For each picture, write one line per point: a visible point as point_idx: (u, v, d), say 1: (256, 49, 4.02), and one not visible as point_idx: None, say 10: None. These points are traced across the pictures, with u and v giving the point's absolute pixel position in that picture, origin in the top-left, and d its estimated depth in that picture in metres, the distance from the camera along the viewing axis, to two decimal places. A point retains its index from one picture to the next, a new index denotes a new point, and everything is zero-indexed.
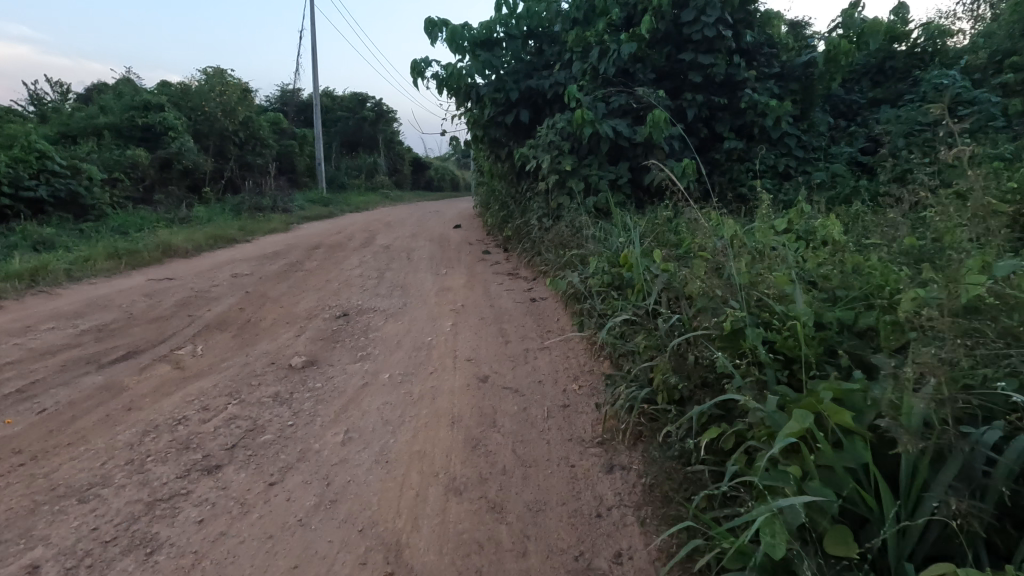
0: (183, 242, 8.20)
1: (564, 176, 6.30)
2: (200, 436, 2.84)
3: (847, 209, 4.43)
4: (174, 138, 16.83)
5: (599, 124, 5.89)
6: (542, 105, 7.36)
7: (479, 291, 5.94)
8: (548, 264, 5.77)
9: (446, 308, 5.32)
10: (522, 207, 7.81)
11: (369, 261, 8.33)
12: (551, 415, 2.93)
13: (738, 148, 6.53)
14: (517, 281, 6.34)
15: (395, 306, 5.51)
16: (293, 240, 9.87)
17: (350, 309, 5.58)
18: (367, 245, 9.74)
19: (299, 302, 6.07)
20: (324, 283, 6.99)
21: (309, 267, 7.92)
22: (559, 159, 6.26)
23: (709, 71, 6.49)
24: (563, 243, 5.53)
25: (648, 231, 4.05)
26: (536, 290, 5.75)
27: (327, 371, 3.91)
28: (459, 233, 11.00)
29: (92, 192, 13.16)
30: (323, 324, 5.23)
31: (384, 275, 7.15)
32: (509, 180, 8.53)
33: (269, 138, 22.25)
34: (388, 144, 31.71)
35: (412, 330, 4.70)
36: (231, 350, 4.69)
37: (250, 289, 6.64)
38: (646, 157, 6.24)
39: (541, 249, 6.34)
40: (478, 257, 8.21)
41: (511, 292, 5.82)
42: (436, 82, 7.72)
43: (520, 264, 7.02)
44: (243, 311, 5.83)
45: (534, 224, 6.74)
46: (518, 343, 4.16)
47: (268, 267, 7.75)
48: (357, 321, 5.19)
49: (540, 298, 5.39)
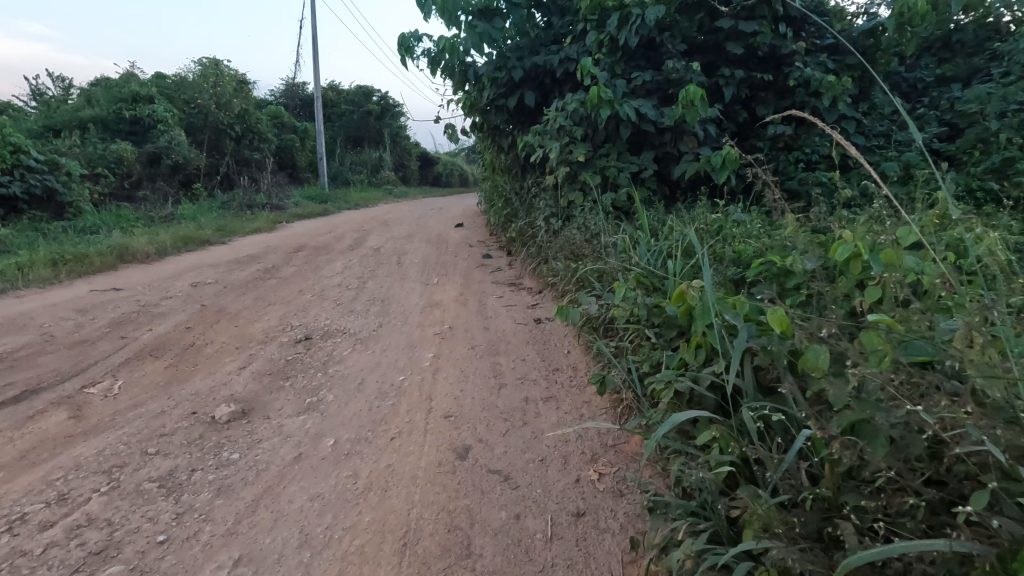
0: (144, 245, 7.28)
1: (576, 169, 5.29)
2: (17, 563, 1.88)
3: (952, 207, 3.36)
4: (163, 131, 15.98)
5: (619, 104, 4.85)
6: (550, 86, 6.32)
7: (471, 307, 4.92)
8: (556, 275, 4.74)
9: (429, 331, 4.30)
10: (527, 205, 6.79)
11: (354, 266, 7.35)
12: (555, 536, 1.94)
13: (786, 134, 5.45)
14: (519, 294, 5.33)
15: (367, 327, 4.50)
16: (275, 241, 8.91)
17: (315, 330, 4.59)
18: (355, 247, 8.75)
19: (258, 319, 5.10)
20: (295, 294, 6.02)
21: (285, 274, 6.96)
22: (571, 148, 5.24)
23: (750, 42, 5.40)
24: (573, 250, 4.52)
25: (692, 241, 3.03)
26: (541, 307, 4.72)
27: (258, 427, 2.93)
28: (459, 234, 9.97)
29: (70, 189, 12.34)
30: (277, 351, 4.25)
31: (366, 283, 6.16)
32: (514, 174, 7.50)
33: (268, 133, 21.39)
34: (393, 138, 30.71)
35: (381, 364, 3.70)
36: (154, 387, 3.73)
37: (207, 302, 5.68)
38: (675, 145, 5.17)
39: (548, 257, 5.33)
40: (477, 262, 7.19)
41: (509, 309, 4.80)
42: (427, 60, 6.69)
43: (523, 273, 6.01)
44: (190, 331, 4.87)
45: (540, 226, 5.72)
46: (515, 388, 3.14)
47: (237, 274, 6.80)
48: (318, 348, 4.19)
49: (545, 321, 4.37)
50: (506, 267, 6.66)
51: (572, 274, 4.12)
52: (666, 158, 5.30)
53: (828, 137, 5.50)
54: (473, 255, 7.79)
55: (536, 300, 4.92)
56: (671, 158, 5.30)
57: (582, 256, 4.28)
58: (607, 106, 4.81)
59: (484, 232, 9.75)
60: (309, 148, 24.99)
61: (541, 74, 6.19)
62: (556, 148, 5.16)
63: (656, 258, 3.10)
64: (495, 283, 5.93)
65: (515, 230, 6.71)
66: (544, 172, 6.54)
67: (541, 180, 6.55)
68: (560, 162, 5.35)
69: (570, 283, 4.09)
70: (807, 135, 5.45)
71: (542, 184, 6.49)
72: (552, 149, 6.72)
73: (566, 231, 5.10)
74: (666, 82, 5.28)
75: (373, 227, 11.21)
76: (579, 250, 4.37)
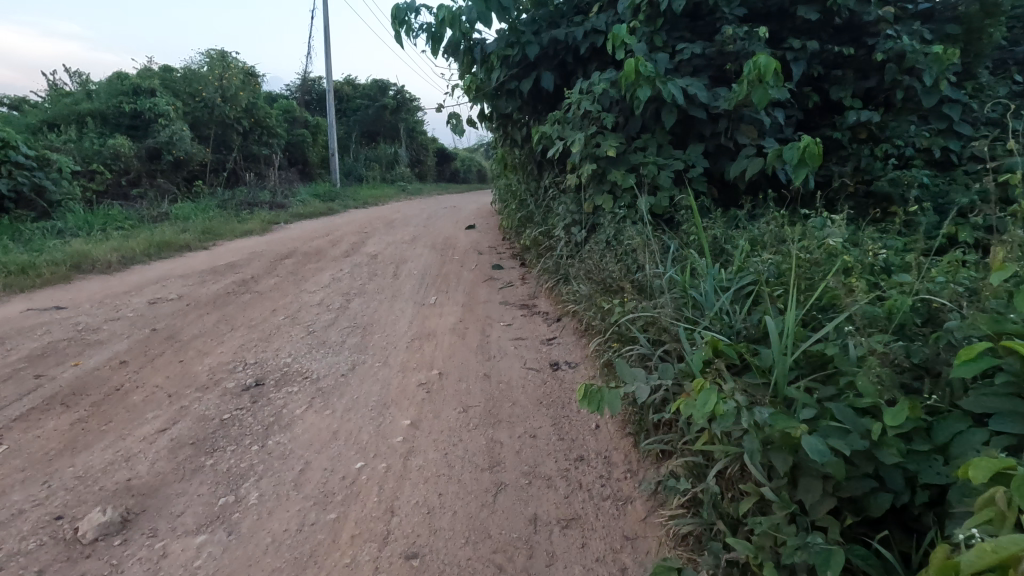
0: (107, 252, 6.41)
1: (604, 167, 4.23)
2: None
3: None
4: (164, 125, 15.25)
5: (662, 82, 3.78)
6: (572, 66, 5.24)
7: (472, 341, 3.90)
8: (580, 303, 3.70)
9: (412, 380, 3.29)
10: (544, 209, 5.76)
11: (344, 277, 6.40)
12: None
13: (871, 121, 4.32)
14: (532, 321, 4.32)
15: (336, 371, 3.50)
16: (263, 247, 8.00)
17: (270, 372, 3.62)
18: (350, 254, 7.79)
19: (210, 350, 4.15)
20: (266, 314, 5.07)
21: (262, 288, 6.02)
22: (599, 138, 4.18)
23: (826, 6, 4.27)
24: (601, 270, 3.46)
25: (793, 290, 2.07)
26: (558, 344, 3.68)
27: (127, 562, 1.97)
28: (469, 238, 8.92)
29: (60, 186, 11.61)
30: (214, 403, 3.28)
31: (351, 302, 5.18)
32: (529, 172, 6.46)
33: (276, 127, 20.63)
34: (409, 134, 29.75)
35: (338, 436, 2.69)
36: (38, 460, 2.80)
37: (159, 326, 4.76)
38: (732, 135, 4.07)
39: (570, 277, 4.29)
40: (485, 275, 6.16)
41: (519, 345, 3.77)
42: (427, 37, 5.67)
43: (538, 293, 4.99)
44: (123, 367, 3.95)
45: (558, 236, 4.69)
46: (518, 494, 2.14)
47: (206, 288, 5.87)
48: (266, 402, 3.21)
49: (563, 368, 3.32)
50: (519, 282, 5.62)
51: (602, 307, 3.07)
52: (720, 151, 4.21)
53: (922, 126, 4.37)
54: (482, 265, 6.75)
55: (553, 333, 3.88)
56: (726, 152, 4.20)
57: (614, 281, 3.21)
58: (647, 85, 3.75)
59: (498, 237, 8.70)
60: (321, 144, 24.17)
61: (562, 51, 5.13)
62: (579, 140, 4.11)
63: (735, 305, 2.12)
64: (504, 305, 4.90)
65: (529, 239, 5.66)
66: (566, 170, 5.47)
67: (562, 178, 5.49)
68: (584, 158, 4.30)
69: (598, 321, 3.07)
70: (897, 124, 4.32)
71: (563, 183, 5.42)
72: (576, 143, 5.64)
73: (593, 246, 4.05)
74: (719, 55, 4.18)
75: (377, 230, 10.24)
76: (609, 273, 3.29)
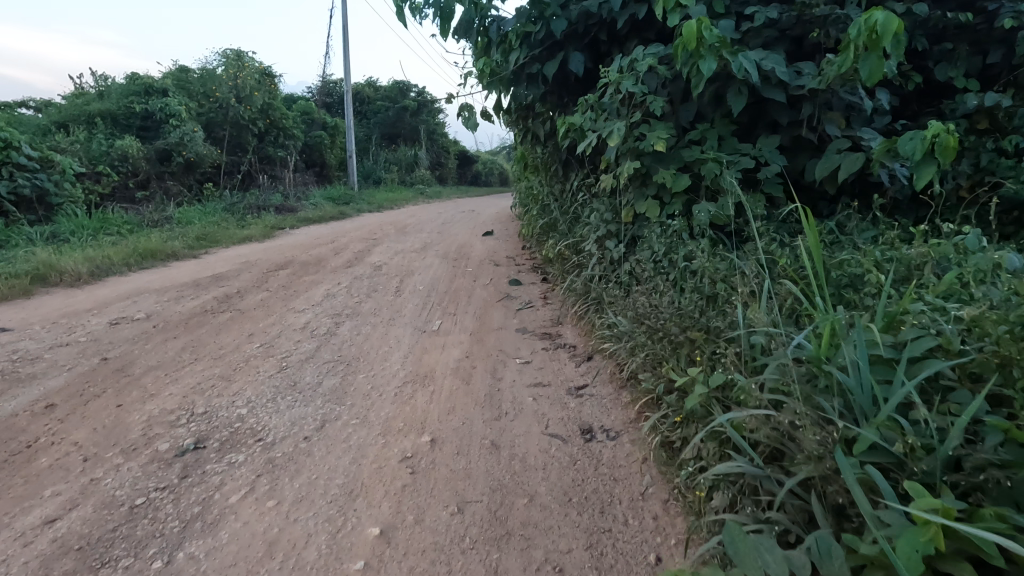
0: (78, 263, 5.72)
1: (649, 165, 3.36)
2: None
3: None
4: (175, 126, 14.77)
5: (730, 51, 2.87)
6: (607, 45, 4.35)
7: (479, 389, 3.03)
8: (624, 344, 2.83)
9: (392, 452, 2.43)
10: (572, 216, 4.89)
11: (341, 293, 5.60)
12: None
13: (999, 106, 3.34)
14: (556, 359, 3.46)
15: (297, 431, 2.66)
16: (258, 256, 7.25)
17: (216, 428, 2.80)
18: (353, 264, 7.01)
19: (157, 391, 3.36)
20: (240, 340, 4.29)
21: (245, 306, 5.25)
22: (643, 129, 3.30)
23: None
24: (652, 304, 2.59)
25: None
26: (590, 398, 2.79)
27: None
28: (486, 246, 8.07)
29: (62, 189, 11.11)
30: (133, 477, 2.48)
31: (339, 327, 4.36)
32: (554, 173, 5.59)
33: (293, 128, 20.13)
34: (430, 135, 29.09)
35: (274, 553, 1.87)
36: None
37: (110, 356, 4.01)
38: (818, 123, 3.14)
39: (605, 304, 3.44)
40: (501, 292, 5.29)
41: (537, 398, 2.89)
42: (436, 12, 4.83)
43: (564, 320, 4.12)
44: (47, 412, 3.19)
45: (590, 251, 3.83)
46: None
47: (181, 306, 5.13)
48: (197, 478, 2.40)
49: (598, 439, 2.41)
50: (540, 304, 4.73)
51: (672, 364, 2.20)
52: (799, 145, 3.29)
53: None
54: (498, 279, 5.88)
55: (583, 380, 3.00)
56: (807, 146, 3.28)
57: (676, 322, 2.33)
58: (712, 57, 2.84)
59: (518, 246, 7.81)
60: (339, 146, 23.60)
61: (595, 26, 4.25)
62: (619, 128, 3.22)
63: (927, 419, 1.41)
64: (521, 334, 4.03)
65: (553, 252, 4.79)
66: (599, 172, 4.57)
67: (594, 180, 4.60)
68: (623, 155, 3.42)
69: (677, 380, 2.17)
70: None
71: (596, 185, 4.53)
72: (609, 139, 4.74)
73: (636, 268, 3.21)
74: (798, 22, 3.26)
75: (387, 236, 9.44)
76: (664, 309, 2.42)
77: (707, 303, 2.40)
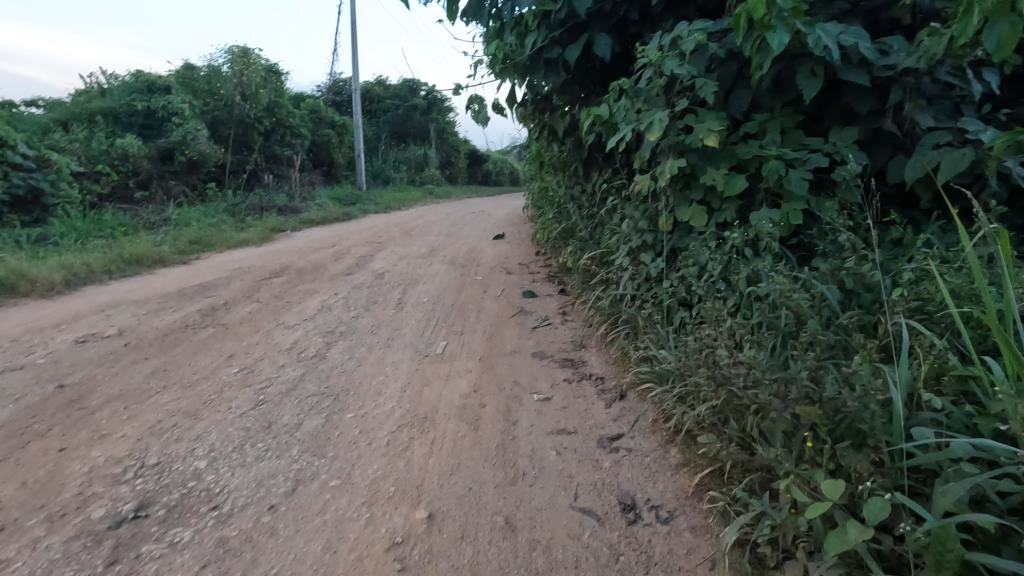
0: (52, 271, 5.24)
1: (695, 165, 2.81)
2: None
3: None
4: (178, 124, 14.37)
5: (806, 22, 2.30)
6: (637, 25, 3.78)
7: (489, 438, 2.49)
8: (673, 389, 2.30)
9: (378, 536, 1.89)
10: (596, 223, 4.35)
11: (337, 305, 5.08)
12: None
13: None
14: (581, 395, 2.92)
15: (262, 497, 2.13)
16: (252, 262, 6.76)
17: (166, 487, 2.27)
18: (353, 271, 6.49)
19: (109, 431, 2.85)
20: (218, 363, 3.77)
21: (230, 320, 4.74)
22: (689, 119, 2.74)
23: None
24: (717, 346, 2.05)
25: None
26: (629, 456, 2.26)
27: None
28: (496, 251, 7.52)
29: (58, 189, 10.71)
30: (51, 559, 1.96)
31: (330, 349, 3.83)
32: (574, 173, 5.03)
33: (300, 127, 19.70)
34: (440, 134, 28.61)
35: None
36: None
37: (68, 382, 3.50)
38: (906, 114, 2.56)
39: (639, 330, 2.92)
40: (514, 306, 4.75)
41: (561, 453, 2.34)
42: None
43: (587, 342, 3.59)
44: None
45: (619, 265, 3.28)
46: None
47: (160, 320, 4.62)
48: (127, 567, 1.87)
49: (645, 521, 1.90)
50: (559, 322, 4.19)
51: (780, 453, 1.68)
52: (879, 140, 2.71)
53: None
54: (510, 290, 5.34)
55: (617, 428, 2.47)
56: (889, 141, 2.71)
57: (756, 380, 1.79)
58: (784, 28, 2.28)
59: (532, 251, 7.25)
60: (347, 145, 23.16)
61: (625, 3, 3.68)
62: (660, 119, 2.67)
63: None
64: (538, 360, 3.49)
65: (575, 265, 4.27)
66: (629, 173, 4.03)
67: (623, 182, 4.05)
68: (663, 154, 2.87)
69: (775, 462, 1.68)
70: None
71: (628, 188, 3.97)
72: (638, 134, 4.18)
73: (680, 291, 2.68)
74: None
75: (393, 239, 8.92)
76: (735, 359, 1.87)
77: (796, 355, 1.87)
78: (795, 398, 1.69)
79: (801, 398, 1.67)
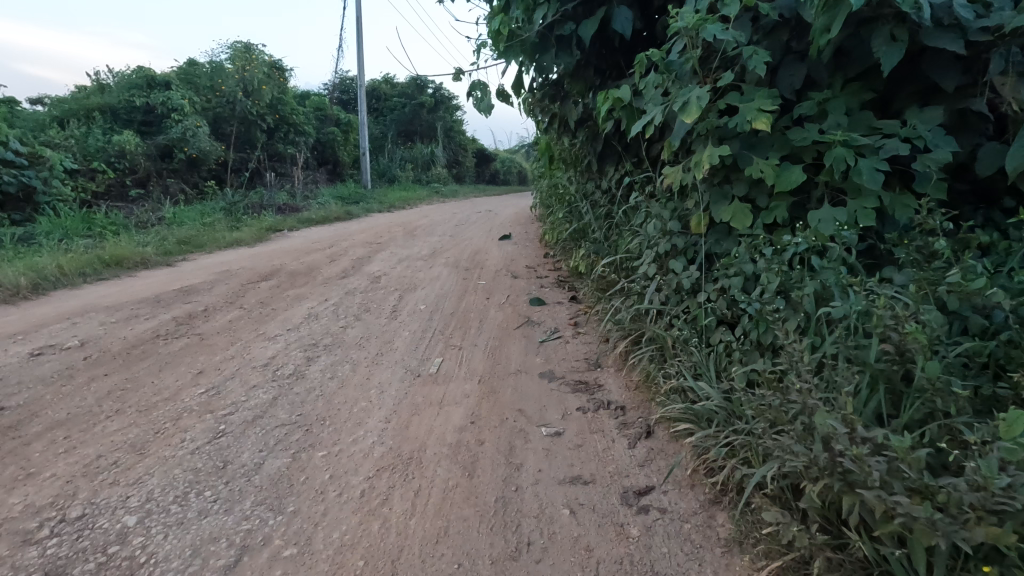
0: (20, 274, 4.83)
1: (738, 154, 2.33)
2: None
3: None
4: (178, 121, 14.03)
5: None
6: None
7: (487, 490, 2.02)
8: (725, 442, 1.86)
9: None
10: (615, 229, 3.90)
11: (325, 312, 4.63)
12: None
13: None
14: (598, 428, 2.46)
15: (195, 572, 1.68)
16: (242, 264, 6.32)
17: (81, 553, 1.82)
18: (348, 275, 6.05)
19: (38, 469, 2.40)
20: (184, 382, 3.33)
21: (207, 330, 4.30)
22: (731, 97, 2.27)
23: None
24: (807, 400, 1.57)
25: None
26: (662, 521, 1.81)
27: None
28: (502, 254, 7.06)
29: (50, 186, 10.36)
30: None
31: (311, 366, 3.37)
32: (590, 172, 4.58)
33: (304, 125, 19.34)
34: (447, 132, 28.19)
35: None
36: None
37: (10, 404, 3.07)
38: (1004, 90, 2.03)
39: (667, 353, 2.46)
40: (520, 316, 4.28)
41: (576, 513, 1.88)
42: None
43: (605, 362, 3.13)
44: None
45: (641, 275, 2.81)
46: None
47: (129, 330, 4.19)
48: None
49: None
50: (570, 335, 3.72)
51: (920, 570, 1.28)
52: (963, 125, 2.19)
53: None
54: (517, 296, 4.87)
55: (645, 480, 2.02)
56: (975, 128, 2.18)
57: (892, 473, 1.33)
58: None
59: (540, 254, 6.77)
60: (353, 143, 22.76)
61: None
62: (696, 95, 2.19)
63: None
64: (547, 382, 3.02)
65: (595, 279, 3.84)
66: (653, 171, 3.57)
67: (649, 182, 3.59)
68: (699, 141, 2.39)
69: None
70: None
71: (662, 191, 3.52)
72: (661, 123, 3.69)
73: (725, 310, 2.22)
74: None
75: (394, 240, 8.48)
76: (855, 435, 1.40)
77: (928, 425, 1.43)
78: (963, 511, 1.23)
79: (975, 515, 1.22)
